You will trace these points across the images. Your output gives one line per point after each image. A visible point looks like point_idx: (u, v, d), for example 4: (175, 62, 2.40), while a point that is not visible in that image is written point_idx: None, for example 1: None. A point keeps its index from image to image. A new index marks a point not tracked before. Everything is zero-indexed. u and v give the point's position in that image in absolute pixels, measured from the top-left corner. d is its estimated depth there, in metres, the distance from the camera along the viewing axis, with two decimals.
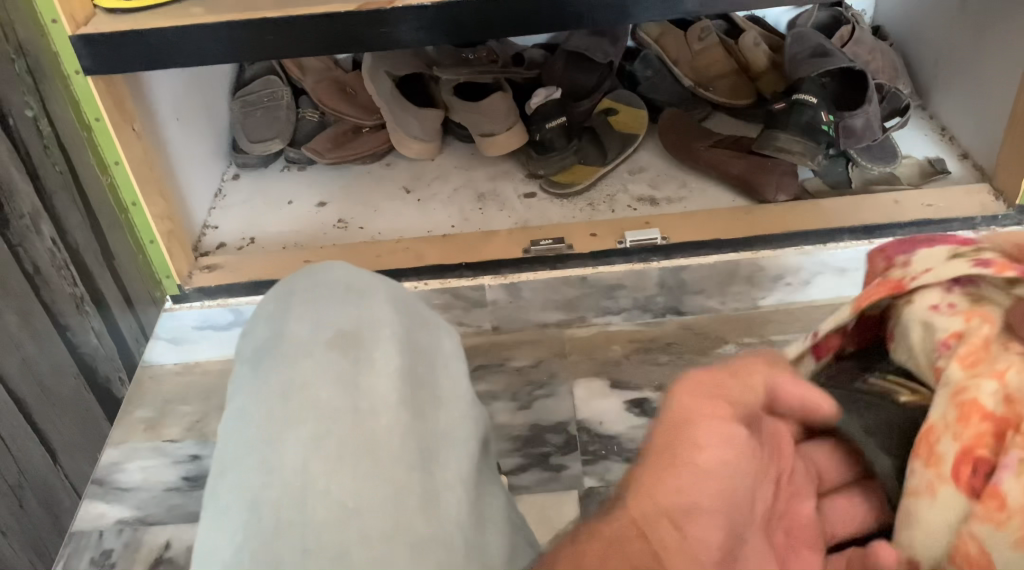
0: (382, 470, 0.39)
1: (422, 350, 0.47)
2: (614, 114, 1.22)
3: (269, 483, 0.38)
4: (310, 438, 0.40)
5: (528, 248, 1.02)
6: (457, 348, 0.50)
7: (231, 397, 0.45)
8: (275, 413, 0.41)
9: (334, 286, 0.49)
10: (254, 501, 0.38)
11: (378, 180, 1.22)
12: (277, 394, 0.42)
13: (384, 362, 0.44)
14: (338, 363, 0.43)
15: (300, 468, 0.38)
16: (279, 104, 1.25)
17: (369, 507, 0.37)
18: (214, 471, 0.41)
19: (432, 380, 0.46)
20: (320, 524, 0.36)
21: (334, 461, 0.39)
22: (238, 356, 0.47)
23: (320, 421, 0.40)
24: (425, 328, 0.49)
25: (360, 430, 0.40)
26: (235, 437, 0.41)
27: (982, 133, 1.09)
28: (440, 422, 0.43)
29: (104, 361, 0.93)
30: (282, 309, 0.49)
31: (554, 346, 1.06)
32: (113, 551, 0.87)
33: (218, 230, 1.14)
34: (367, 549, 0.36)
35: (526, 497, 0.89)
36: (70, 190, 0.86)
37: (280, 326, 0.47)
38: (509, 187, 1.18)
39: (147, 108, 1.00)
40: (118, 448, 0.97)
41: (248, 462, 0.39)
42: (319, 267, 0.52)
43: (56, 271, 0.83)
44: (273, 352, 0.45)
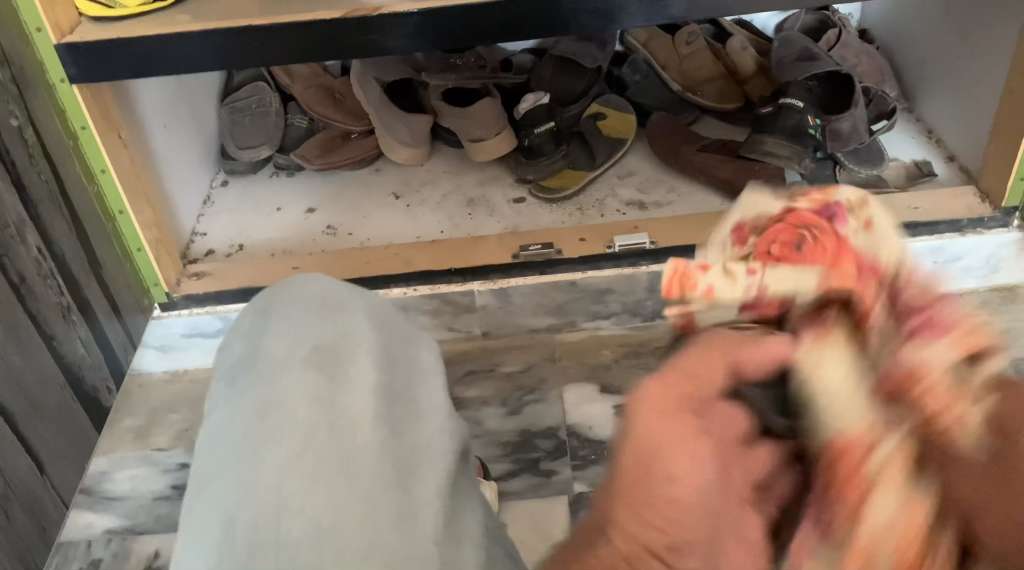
0: (357, 486, 0.38)
1: (400, 364, 0.47)
2: (603, 118, 1.22)
3: (244, 503, 0.38)
4: (287, 457, 0.39)
5: (517, 253, 1.02)
6: (438, 360, 0.50)
7: (209, 416, 0.45)
8: (251, 432, 0.41)
9: (312, 302, 0.49)
10: (228, 521, 0.37)
11: (367, 186, 1.22)
12: (254, 414, 0.42)
13: (360, 377, 0.44)
14: (314, 379, 0.43)
15: (274, 487, 0.38)
16: (268, 110, 1.25)
17: (343, 524, 0.37)
18: (192, 492, 0.41)
19: (410, 392, 0.45)
20: (294, 544, 0.36)
21: (309, 479, 0.38)
22: (216, 374, 0.48)
23: (295, 439, 0.40)
24: (403, 341, 0.49)
25: (335, 446, 0.40)
26: (211, 458, 0.41)
27: (967, 136, 1.09)
28: (419, 435, 0.43)
29: (91, 370, 0.93)
30: (260, 326, 0.49)
31: (543, 350, 1.06)
32: (101, 561, 0.86)
33: (206, 237, 1.14)
34: (341, 566, 0.35)
35: (516, 503, 0.89)
36: (56, 199, 0.85)
37: (258, 342, 0.47)
38: (498, 192, 1.18)
39: (134, 116, 0.99)
40: (106, 457, 0.97)
41: (224, 484, 0.39)
42: (295, 282, 0.53)
43: (43, 281, 0.82)
44: (250, 369, 0.45)
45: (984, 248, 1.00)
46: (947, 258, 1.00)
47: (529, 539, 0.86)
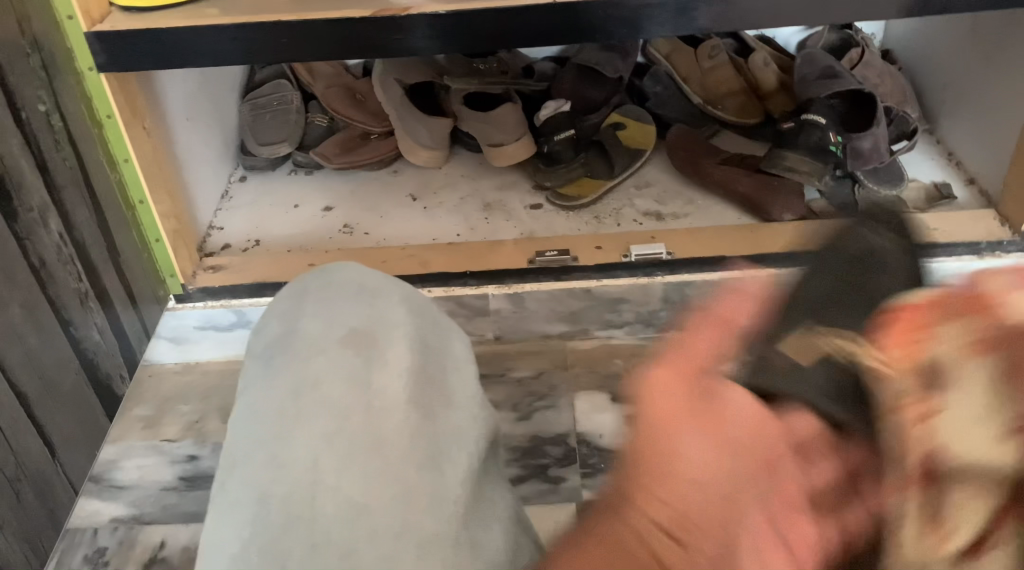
0: (392, 467, 0.39)
1: (433, 350, 0.47)
2: (622, 128, 1.22)
3: (279, 478, 0.38)
4: (323, 434, 0.40)
5: (533, 259, 1.02)
6: (468, 351, 0.50)
7: (244, 385, 0.45)
8: (287, 406, 0.41)
9: (350, 290, 0.48)
10: (262, 495, 0.38)
11: (385, 187, 1.22)
12: (290, 388, 0.42)
13: (396, 360, 0.44)
14: (350, 359, 0.43)
15: (309, 464, 0.39)
16: (289, 108, 1.25)
17: (376, 505, 0.38)
18: (222, 466, 0.41)
19: (443, 378, 0.46)
20: (328, 521, 0.37)
21: (345, 456, 0.39)
22: (251, 351, 0.48)
23: (331, 417, 0.40)
24: (435, 326, 0.49)
25: (370, 425, 0.41)
26: (244, 433, 0.41)
27: (989, 160, 1.09)
28: (450, 419, 0.43)
29: (106, 358, 0.93)
30: (296, 303, 0.48)
31: (556, 357, 1.06)
32: (107, 549, 0.86)
33: (223, 231, 1.15)
34: (375, 546, 0.37)
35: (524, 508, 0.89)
36: (79, 184, 0.86)
37: (294, 322, 0.47)
38: (515, 198, 1.18)
39: (158, 106, 1.00)
40: (116, 445, 0.97)
41: (258, 456, 0.40)
42: (331, 266, 0.53)
43: (63, 266, 0.83)
44: (287, 346, 0.45)
45: None
46: None
47: None
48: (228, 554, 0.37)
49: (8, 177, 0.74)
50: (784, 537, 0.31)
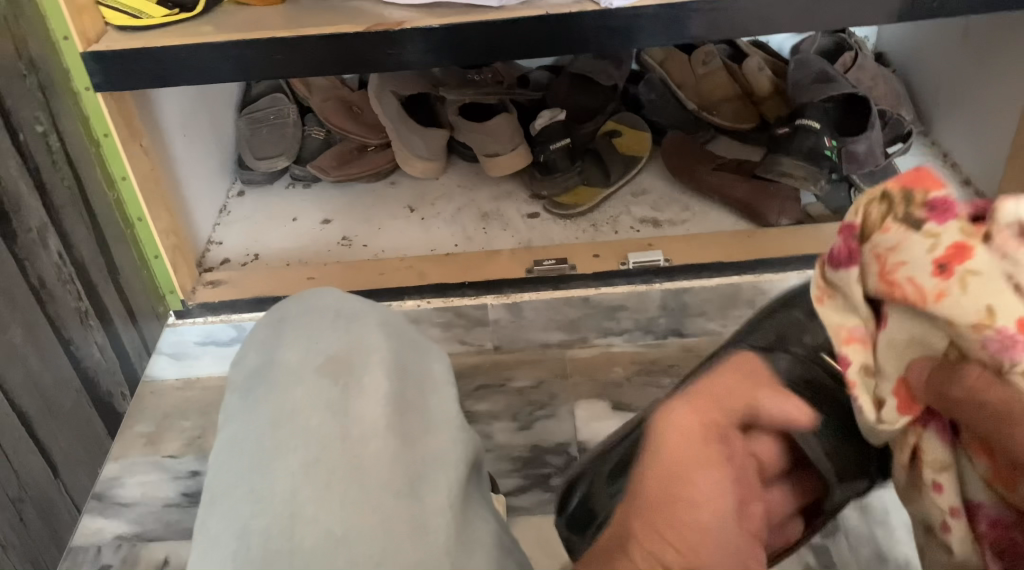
0: (369, 495, 0.40)
1: (411, 375, 0.48)
2: (618, 136, 1.23)
3: (259, 512, 0.39)
4: (300, 466, 0.40)
5: (531, 268, 1.03)
6: (448, 371, 0.51)
7: (224, 421, 0.46)
8: (267, 438, 0.42)
9: (326, 315, 0.51)
10: (242, 530, 0.39)
11: (382, 199, 1.22)
12: (266, 422, 0.43)
13: (372, 386, 0.45)
14: (328, 389, 0.45)
15: (288, 499, 0.39)
16: (286, 122, 1.26)
17: (357, 535, 0.38)
18: (205, 501, 0.42)
19: (423, 403, 0.47)
20: (307, 555, 0.37)
21: (322, 486, 0.40)
22: (231, 383, 0.49)
23: (309, 447, 0.41)
24: (414, 351, 0.51)
25: (349, 453, 0.41)
26: (225, 466, 0.42)
27: (984, 162, 1.09)
28: (430, 444, 0.44)
29: (106, 375, 0.93)
30: (274, 337, 0.50)
31: (555, 366, 1.06)
32: (110, 567, 0.87)
33: (222, 246, 1.15)
34: None
35: (526, 518, 0.89)
36: (77, 204, 0.86)
37: (273, 352, 0.49)
38: (513, 207, 1.18)
39: (155, 123, 1.00)
40: (118, 462, 0.97)
41: (240, 492, 0.40)
42: (310, 293, 0.55)
43: (62, 285, 0.83)
44: (265, 376, 0.47)
45: None
46: None
47: (539, 553, 0.86)
48: None
49: (6, 199, 0.75)
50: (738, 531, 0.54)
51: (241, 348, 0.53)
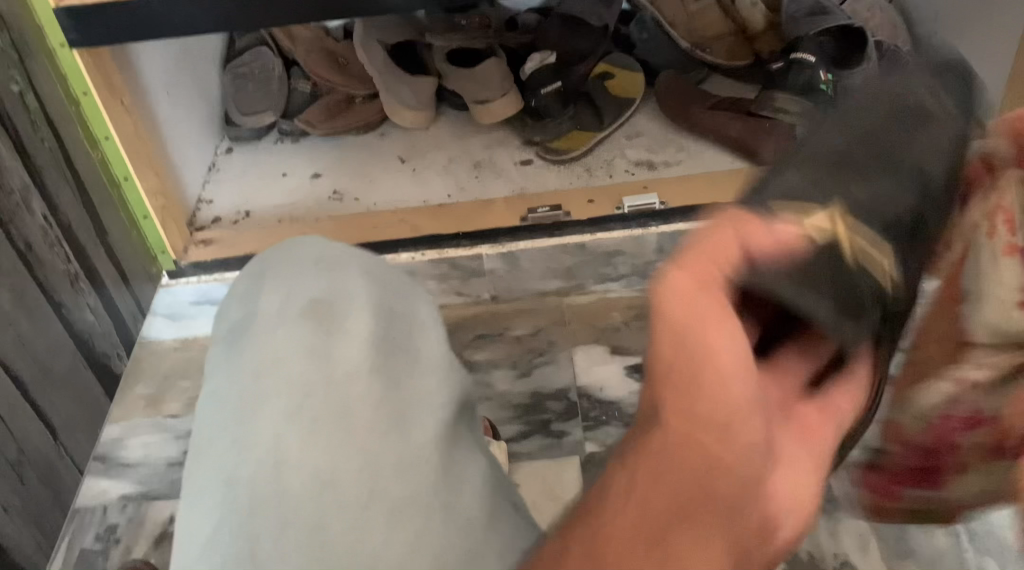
0: (353, 440, 0.45)
1: (397, 316, 0.52)
2: (611, 78, 1.19)
3: (245, 459, 0.44)
4: (282, 416, 0.45)
5: (525, 217, 1.02)
6: (434, 310, 0.55)
7: (209, 372, 0.51)
8: (250, 388, 0.47)
9: (308, 258, 0.54)
10: (229, 480, 0.44)
11: (371, 151, 1.20)
12: (249, 371, 0.47)
13: (354, 330, 0.49)
14: (309, 334, 0.49)
15: (271, 445, 0.44)
16: (271, 75, 1.23)
17: (342, 477, 0.43)
18: (194, 450, 0.48)
19: (408, 342, 0.51)
20: (296, 496, 0.43)
21: (307, 432, 0.44)
22: (216, 333, 0.53)
23: (292, 396, 0.46)
24: (400, 294, 0.54)
25: (328, 400, 0.46)
26: (212, 418, 0.47)
27: (983, 90, 1.07)
28: (414, 386, 0.48)
29: (101, 337, 0.93)
30: (257, 284, 0.54)
31: (553, 314, 1.05)
32: (117, 527, 0.87)
33: (212, 204, 1.14)
34: (339, 517, 0.42)
35: (528, 465, 0.90)
36: (60, 165, 0.85)
37: (254, 304, 0.52)
38: (505, 155, 1.17)
39: (136, 81, 0.98)
40: (119, 424, 0.97)
41: (225, 443, 0.45)
42: (290, 242, 0.57)
43: (50, 248, 0.82)
44: (249, 327, 0.50)
45: None
46: None
47: (540, 498, 0.87)
48: (202, 539, 0.43)
49: None
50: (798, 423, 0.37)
51: (226, 296, 0.57)
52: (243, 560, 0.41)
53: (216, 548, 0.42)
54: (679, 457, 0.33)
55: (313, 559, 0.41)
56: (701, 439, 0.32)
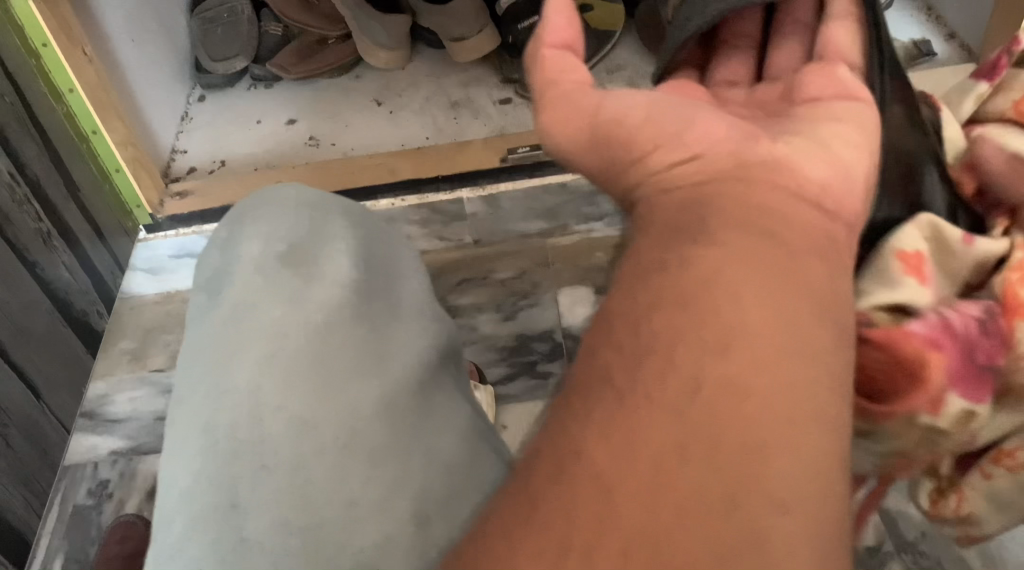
0: (335, 381, 0.47)
1: (376, 266, 0.56)
2: (590, 10, 1.14)
3: (224, 405, 0.46)
4: (263, 358, 0.48)
5: (506, 155, 1.03)
6: (415, 265, 0.61)
7: (190, 320, 0.53)
8: (231, 332, 0.49)
9: (285, 207, 0.58)
10: (209, 426, 0.46)
11: (347, 94, 1.18)
12: (228, 318, 0.50)
13: (333, 276, 0.53)
14: (288, 282, 0.51)
15: (254, 387, 0.47)
16: (240, 19, 1.19)
17: (321, 420, 0.46)
18: (174, 400, 0.50)
19: (387, 291, 0.55)
20: (275, 440, 0.45)
21: (286, 376, 0.47)
22: (196, 283, 0.55)
23: (272, 339, 0.48)
24: (379, 247, 0.59)
25: (309, 340, 0.49)
26: (193, 364, 0.50)
27: (967, 11, 1.05)
28: (394, 331, 0.52)
29: (79, 295, 0.92)
30: (233, 234, 0.57)
31: (536, 255, 1.02)
32: (109, 482, 0.88)
33: (187, 154, 1.12)
34: (322, 457, 0.45)
35: (515, 406, 0.91)
36: (22, 118, 0.82)
37: (233, 252, 0.55)
38: (483, 93, 1.14)
39: (96, 30, 0.94)
40: (104, 381, 0.96)
41: (206, 387, 0.47)
42: (266, 191, 0.60)
43: (18, 208, 0.80)
44: (228, 275, 0.53)
45: None
46: None
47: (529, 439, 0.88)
48: (183, 485, 0.45)
49: None
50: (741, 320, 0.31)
51: (203, 250, 0.59)
52: (225, 508, 0.43)
53: (197, 493, 0.44)
54: (679, 292, 0.32)
55: (295, 499, 0.44)
56: (707, 273, 0.32)
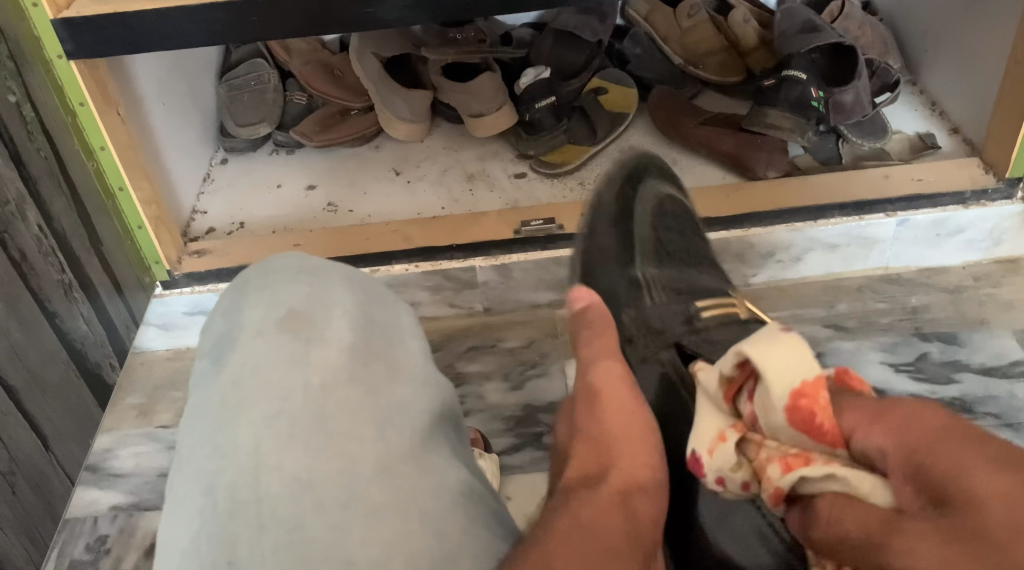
0: (335, 442, 0.43)
1: (379, 325, 0.52)
2: (604, 93, 1.20)
3: (222, 467, 0.43)
4: (263, 420, 0.44)
5: (519, 229, 1.02)
6: (416, 324, 0.55)
7: (194, 386, 0.50)
8: (231, 395, 0.46)
9: (290, 271, 0.54)
10: (209, 486, 0.43)
11: (367, 163, 1.21)
12: (230, 381, 0.47)
13: (334, 338, 0.49)
14: (288, 344, 0.48)
15: (253, 449, 0.43)
16: (266, 87, 1.23)
17: (320, 479, 0.42)
18: (174, 467, 0.46)
19: (388, 348, 0.51)
20: (272, 501, 0.41)
21: (285, 438, 0.43)
22: (201, 351, 0.52)
23: (270, 402, 0.45)
24: (385, 306, 0.54)
25: (309, 402, 0.45)
26: (193, 430, 0.46)
27: (970, 108, 1.09)
28: (396, 392, 0.48)
29: (94, 348, 0.93)
30: (238, 299, 0.53)
31: (545, 326, 1.06)
32: (107, 537, 0.87)
33: (206, 215, 1.14)
34: (321, 517, 0.41)
35: (519, 476, 0.90)
36: (54, 171, 0.85)
37: (236, 317, 0.51)
38: (498, 167, 1.18)
39: (130, 93, 0.98)
40: (110, 434, 0.97)
41: (205, 449, 0.44)
42: (272, 258, 0.57)
43: (44, 258, 0.82)
44: (230, 341, 0.50)
45: (986, 220, 1.00)
46: (950, 230, 1.01)
47: (531, 510, 0.87)
48: (180, 547, 0.41)
49: None
50: (603, 505, 0.44)
51: (208, 319, 0.56)
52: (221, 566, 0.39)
53: (193, 558, 0.40)
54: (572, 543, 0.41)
55: (288, 559, 0.39)
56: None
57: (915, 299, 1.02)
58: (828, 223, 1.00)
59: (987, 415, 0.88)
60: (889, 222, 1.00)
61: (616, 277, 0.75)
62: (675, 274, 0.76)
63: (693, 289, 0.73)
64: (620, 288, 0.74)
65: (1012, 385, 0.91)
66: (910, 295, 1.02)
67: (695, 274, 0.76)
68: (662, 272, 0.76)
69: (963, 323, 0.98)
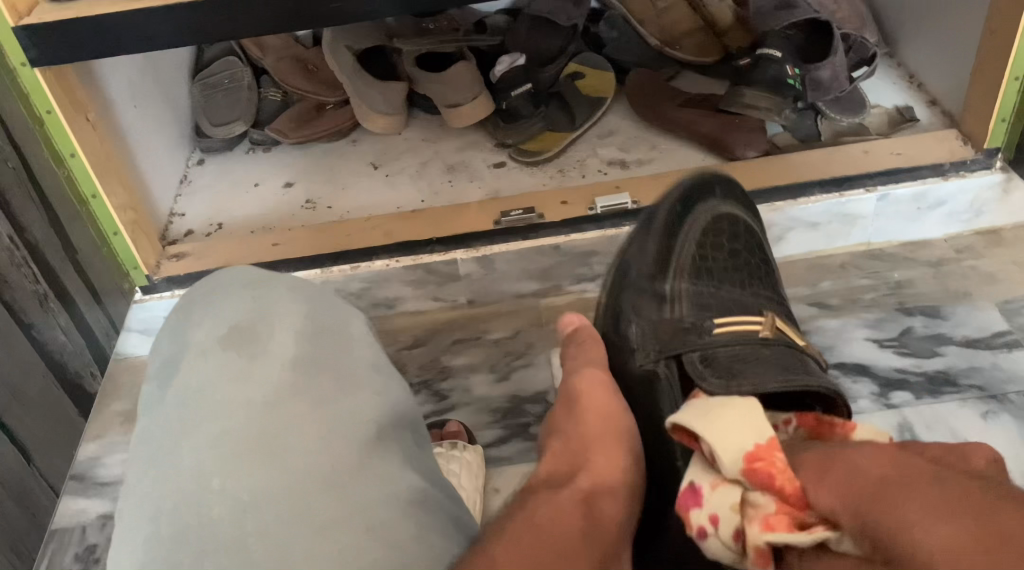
0: (279, 460, 0.43)
1: (330, 334, 0.51)
2: (581, 77, 1.20)
3: (167, 491, 0.42)
4: (207, 441, 0.43)
5: (499, 220, 1.02)
6: (367, 329, 0.55)
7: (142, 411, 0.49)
8: (177, 416, 0.45)
9: (237, 286, 0.53)
10: (154, 514, 0.42)
11: (345, 158, 1.20)
12: (176, 401, 0.46)
13: (279, 350, 0.48)
14: (233, 361, 0.47)
15: (196, 471, 0.42)
16: (240, 85, 1.23)
17: (265, 499, 0.41)
18: (124, 493, 0.46)
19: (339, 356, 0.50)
20: (216, 523, 0.41)
21: (230, 459, 0.43)
22: (150, 371, 0.51)
23: (214, 422, 0.44)
24: (337, 315, 0.54)
25: (254, 419, 0.44)
26: (139, 453, 0.46)
27: (947, 80, 1.08)
28: (346, 402, 0.47)
29: (72, 356, 0.92)
30: (185, 317, 0.53)
31: (530, 315, 1.06)
32: (96, 546, 0.86)
33: (184, 217, 1.13)
34: (263, 539, 0.40)
35: (509, 468, 0.90)
36: (22, 180, 0.84)
37: (184, 337, 0.51)
38: (478, 157, 1.16)
39: (100, 97, 0.97)
40: (95, 443, 0.96)
41: (150, 474, 0.44)
42: (221, 272, 0.56)
43: (16, 269, 0.81)
44: (177, 361, 0.49)
45: (967, 192, 1.00)
46: (932, 203, 1.00)
47: None
48: None
49: None
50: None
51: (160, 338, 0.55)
52: None
53: None
54: None
55: None
56: None
57: (898, 274, 1.02)
58: (808, 201, 0.99)
59: (973, 387, 0.88)
60: (869, 197, 0.99)
61: (647, 289, 0.78)
62: (718, 293, 0.78)
63: (720, 310, 0.76)
64: (643, 295, 0.78)
65: (996, 357, 0.91)
66: (894, 270, 1.02)
67: (737, 295, 0.78)
68: (694, 288, 0.78)
69: (947, 296, 0.98)
